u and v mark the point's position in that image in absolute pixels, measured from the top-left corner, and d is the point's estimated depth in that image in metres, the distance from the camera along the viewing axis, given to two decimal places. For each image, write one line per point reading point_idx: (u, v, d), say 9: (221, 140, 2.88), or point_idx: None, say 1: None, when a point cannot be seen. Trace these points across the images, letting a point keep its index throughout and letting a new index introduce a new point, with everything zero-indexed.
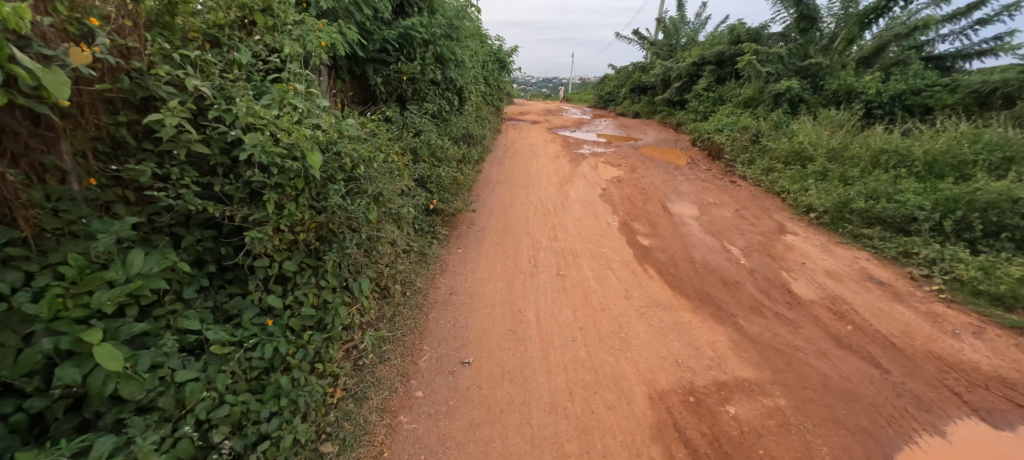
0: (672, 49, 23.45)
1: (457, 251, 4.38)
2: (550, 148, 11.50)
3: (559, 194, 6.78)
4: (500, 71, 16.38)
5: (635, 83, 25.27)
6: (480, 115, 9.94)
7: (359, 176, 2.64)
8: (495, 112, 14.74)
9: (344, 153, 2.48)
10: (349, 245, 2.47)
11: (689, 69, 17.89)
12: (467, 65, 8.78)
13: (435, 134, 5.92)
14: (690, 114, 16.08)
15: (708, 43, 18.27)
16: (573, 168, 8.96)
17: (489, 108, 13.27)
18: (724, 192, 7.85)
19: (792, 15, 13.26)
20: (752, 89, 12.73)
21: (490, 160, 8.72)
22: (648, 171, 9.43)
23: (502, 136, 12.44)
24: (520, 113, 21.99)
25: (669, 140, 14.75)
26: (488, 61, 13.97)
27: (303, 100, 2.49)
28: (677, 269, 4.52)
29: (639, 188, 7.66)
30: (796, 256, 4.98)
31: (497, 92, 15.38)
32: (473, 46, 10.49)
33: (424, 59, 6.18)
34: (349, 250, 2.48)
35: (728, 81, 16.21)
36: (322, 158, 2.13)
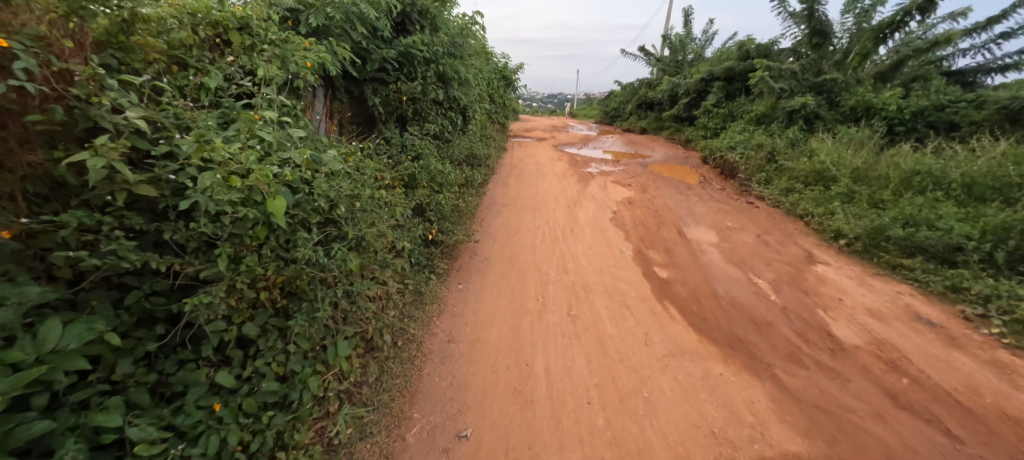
0: (679, 64, 23.35)
1: (457, 288, 3.99)
2: (557, 166, 11.21)
3: (568, 217, 6.40)
4: (505, 88, 16.27)
5: (642, 99, 25.11)
6: (485, 134, 9.66)
7: (339, 217, 2.25)
8: (500, 129, 14.51)
9: (321, 193, 2.11)
10: (321, 306, 2.07)
11: (697, 85, 17.67)
12: (471, 84, 8.53)
13: (436, 156, 5.59)
14: (699, 131, 15.77)
15: (716, 59, 18.06)
16: (581, 188, 8.60)
17: (495, 126, 13.09)
18: (742, 214, 7.42)
19: (804, 31, 13.01)
20: (764, 105, 12.39)
21: (495, 180, 8.38)
22: (660, 191, 9.04)
23: (508, 154, 12.20)
24: (527, 130, 21.91)
25: (678, 158, 14.43)
26: (492, 78, 13.79)
27: (272, 130, 2.13)
28: (700, 307, 4.08)
29: (653, 210, 7.25)
30: (830, 290, 4.53)
31: (502, 109, 15.21)
32: (478, 64, 10.32)
33: (425, 78, 5.90)
34: (320, 313, 2.06)
35: (737, 97, 15.93)
36: (286, 203, 1.74)
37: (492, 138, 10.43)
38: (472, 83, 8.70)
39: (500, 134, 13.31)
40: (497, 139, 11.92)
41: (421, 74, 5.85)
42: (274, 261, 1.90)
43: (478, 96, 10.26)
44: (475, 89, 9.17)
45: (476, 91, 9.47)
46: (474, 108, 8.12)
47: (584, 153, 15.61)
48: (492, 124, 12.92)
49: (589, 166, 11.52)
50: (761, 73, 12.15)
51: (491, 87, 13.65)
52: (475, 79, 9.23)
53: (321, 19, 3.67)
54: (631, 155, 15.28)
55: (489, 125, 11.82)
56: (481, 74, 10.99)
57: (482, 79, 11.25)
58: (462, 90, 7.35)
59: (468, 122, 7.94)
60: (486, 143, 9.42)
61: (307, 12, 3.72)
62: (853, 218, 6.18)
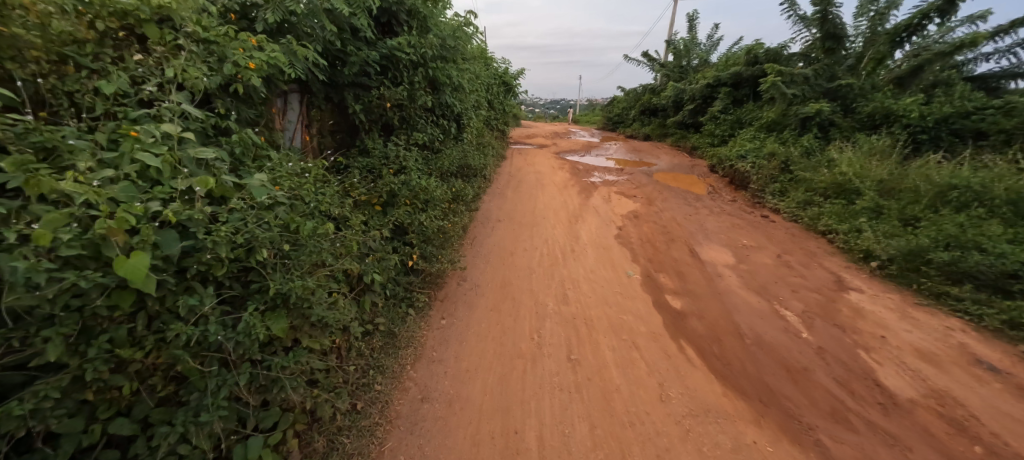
0: (684, 70, 22.86)
1: (439, 325, 3.44)
2: (558, 175, 10.70)
3: (569, 234, 5.86)
4: (505, 94, 15.79)
5: (645, 105, 24.60)
6: (481, 142, 9.15)
7: (257, 264, 1.86)
8: (499, 136, 14.00)
9: (225, 236, 1.67)
10: (217, 392, 1.61)
11: (703, 91, 17.15)
12: (467, 90, 8.03)
13: (422, 169, 5.08)
14: (706, 138, 15.23)
15: (722, 65, 17.56)
16: (583, 200, 8.07)
17: (494, 134, 12.64)
18: (758, 230, 6.85)
19: (815, 35, 12.48)
20: (775, 112, 11.85)
21: (491, 192, 7.86)
22: (667, 204, 8.48)
23: (507, 163, 11.71)
24: (528, 136, 21.52)
25: (684, 166, 13.87)
26: (491, 84, 13.32)
27: (167, 150, 1.71)
28: (720, 346, 3.51)
29: (661, 225, 6.70)
30: (869, 324, 3.95)
31: (502, 116, 14.72)
32: (475, 70, 9.84)
33: (413, 83, 5.38)
34: (216, 403, 1.60)
35: (745, 104, 15.39)
36: (145, 260, 1.31)
37: (489, 146, 9.90)
38: (467, 89, 8.19)
39: (498, 142, 12.81)
40: (495, 148, 11.40)
41: (408, 79, 5.33)
42: (152, 335, 1.48)
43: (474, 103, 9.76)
44: (470, 95, 8.67)
45: (473, 97, 8.95)
46: (469, 116, 7.61)
47: (587, 161, 15.09)
48: (490, 131, 12.42)
49: (591, 175, 10.98)
50: (772, 79, 11.63)
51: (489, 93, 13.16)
52: (470, 85, 8.73)
53: (281, 14, 3.15)
54: (636, 163, 14.74)
55: (487, 133, 11.32)
56: (478, 79, 10.52)
57: (479, 85, 10.77)
58: (455, 97, 6.84)
59: (461, 130, 7.42)
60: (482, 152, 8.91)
61: (265, 7, 3.17)
62: (883, 236, 5.61)
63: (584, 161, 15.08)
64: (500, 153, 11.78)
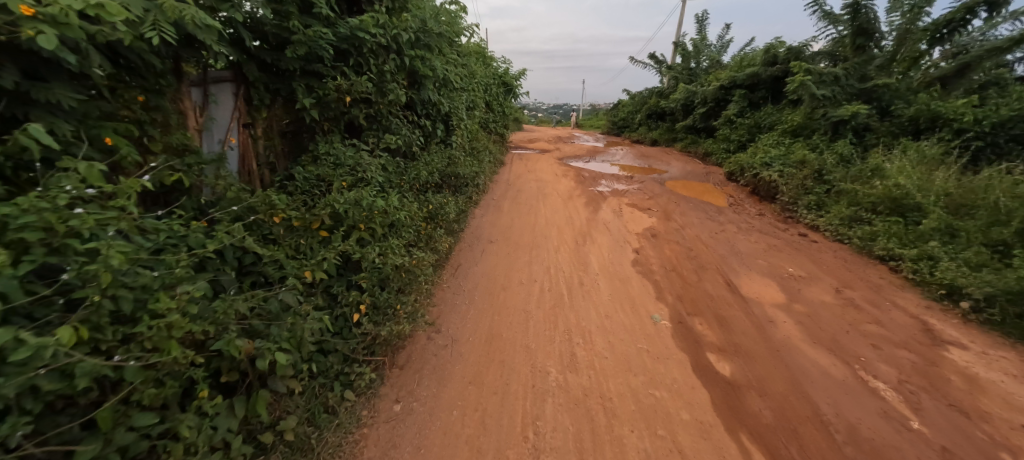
0: (693, 71, 21.76)
1: (392, 418, 2.40)
2: (562, 183, 9.65)
3: (575, 260, 4.79)
4: (504, 95, 14.71)
5: (653, 109, 23.50)
6: (474, 146, 8.07)
7: None
8: (498, 141, 12.91)
9: None
10: None
11: (717, 93, 16.04)
12: (456, 86, 6.98)
13: (392, 180, 4.04)
14: (721, 144, 14.14)
15: (736, 65, 16.45)
16: (590, 213, 7.00)
17: (491, 137, 11.62)
18: (800, 253, 5.76)
19: (844, 31, 11.39)
20: (800, 115, 10.77)
21: (484, 205, 6.79)
22: (688, 218, 7.38)
23: (505, 169, 10.68)
24: (529, 140, 20.60)
25: (698, 174, 12.80)
26: (488, 84, 12.25)
27: None
28: (799, 446, 2.42)
29: (685, 247, 5.60)
30: (995, 402, 2.85)
31: (501, 118, 13.67)
32: (468, 65, 8.81)
33: (383, 72, 4.32)
34: None
35: (763, 107, 14.31)
36: None
37: (483, 151, 8.82)
38: (457, 85, 7.15)
39: (497, 147, 11.73)
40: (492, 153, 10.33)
41: (377, 67, 4.26)
42: None
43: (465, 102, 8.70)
44: (462, 93, 7.63)
45: (464, 95, 7.89)
46: (458, 115, 6.55)
47: (592, 168, 14.00)
48: (487, 134, 11.36)
49: (599, 184, 9.90)
50: (800, 78, 10.45)
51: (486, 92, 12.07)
52: (461, 82, 7.68)
53: None
54: (645, 171, 13.66)
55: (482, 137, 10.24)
56: (471, 76, 9.47)
57: (472, 82, 9.71)
58: (438, 93, 5.79)
59: (447, 131, 6.37)
60: (475, 159, 7.84)
61: None
62: (969, 268, 4.52)
63: (590, 168, 13.99)
64: (497, 160, 10.70)
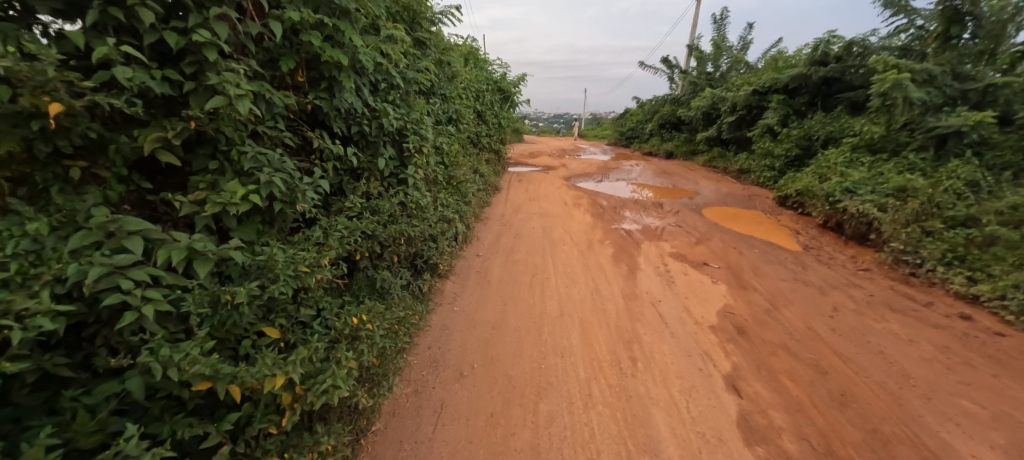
0: (712, 76, 19.49)
1: None
2: (575, 217, 7.27)
3: (626, 432, 2.38)
4: (500, 104, 12.36)
5: (667, 118, 21.23)
6: (448, 175, 5.63)
7: None
8: (490, 160, 10.51)
9: None
10: None
11: (750, 99, 13.69)
12: (414, 88, 4.57)
13: (192, 307, 1.65)
14: (761, 160, 11.76)
15: (770, 67, 14.11)
16: (625, 278, 4.58)
17: (480, 156, 9.31)
18: (1003, 370, 3.30)
19: (928, 19, 8.98)
20: (879, 124, 8.35)
21: (460, 272, 4.38)
22: (769, 284, 4.91)
23: (500, 197, 8.34)
24: (530, 154, 18.33)
25: (740, 198, 10.41)
26: (475, 90, 9.95)
27: None
28: None
29: (807, 364, 3.15)
30: None
31: (495, 131, 11.27)
32: (438, 59, 6.39)
33: (198, 45, 1.93)
34: None
35: (810, 114, 11.93)
36: None
37: (464, 178, 6.39)
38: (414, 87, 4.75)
39: (488, 168, 9.34)
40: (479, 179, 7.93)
41: (179, 36, 1.87)
42: None
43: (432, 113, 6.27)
44: (426, 99, 5.23)
45: (430, 102, 5.45)
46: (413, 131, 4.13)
47: (607, 191, 11.62)
48: (474, 152, 8.96)
49: (622, 218, 7.47)
50: (893, 75, 7.64)
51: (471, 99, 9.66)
52: (425, 82, 5.25)
53: None
54: (672, 193, 11.29)
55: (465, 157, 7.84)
56: (444, 77, 7.07)
57: (446, 84, 7.28)
58: (367, 95, 3.38)
59: (396, 157, 3.96)
60: (449, 193, 5.42)
61: None
62: None
63: (605, 191, 11.60)
64: (488, 187, 8.29)
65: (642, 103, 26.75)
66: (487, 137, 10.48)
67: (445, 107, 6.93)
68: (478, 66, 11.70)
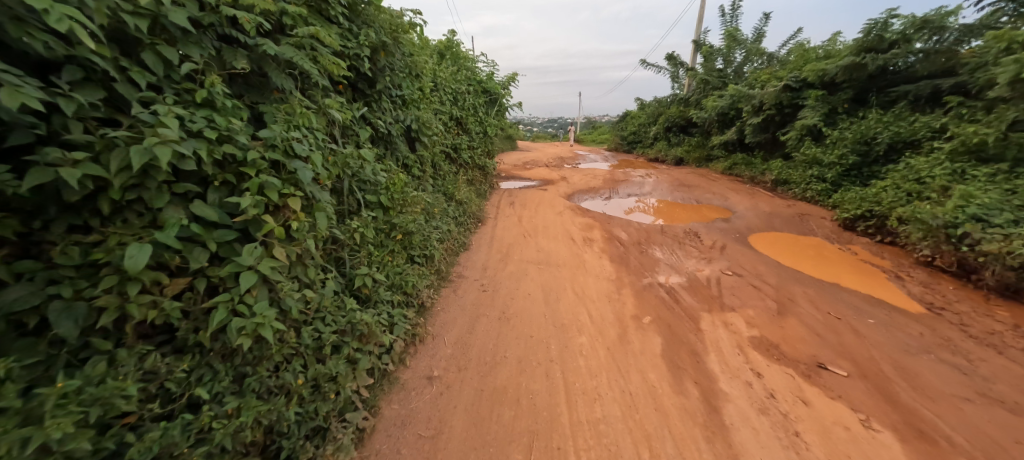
0: (723, 73, 17.46)
1: None
2: (587, 264, 5.12)
3: None
4: (485, 108, 10.16)
5: (674, 120, 19.37)
6: (381, 223, 3.45)
7: None
8: (471, 181, 8.30)
9: None
10: None
11: (780, 96, 11.60)
12: (282, 77, 2.41)
13: None
14: (806, 168, 9.65)
15: (801, 58, 12.06)
16: (705, 427, 2.45)
17: (455, 176, 7.16)
18: None
19: None
20: (990, 123, 6.23)
21: (389, 441, 2.23)
22: (954, 416, 2.74)
23: (483, 233, 6.20)
24: (524, 164, 16.18)
25: (788, 218, 8.29)
26: (447, 91, 7.80)
27: None
28: None
29: None
30: None
31: (480, 143, 9.06)
32: (375, 43, 4.24)
33: None
34: None
35: (861, 112, 9.86)
36: None
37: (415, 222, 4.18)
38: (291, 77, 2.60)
39: (466, 193, 7.12)
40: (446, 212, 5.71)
41: None
42: None
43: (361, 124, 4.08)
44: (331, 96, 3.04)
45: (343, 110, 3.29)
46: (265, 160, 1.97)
47: (619, 211, 9.49)
48: (447, 172, 6.78)
49: (654, 263, 5.30)
50: None
51: (441, 104, 7.48)
52: (328, 73, 3.08)
53: None
54: (701, 214, 9.15)
55: (427, 182, 5.62)
56: (392, 71, 4.91)
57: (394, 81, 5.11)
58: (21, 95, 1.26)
59: (215, 221, 1.78)
60: (380, 257, 3.22)
61: None
62: None
63: (617, 211, 9.46)
64: (463, 222, 6.09)
65: (643, 104, 24.65)
66: (466, 151, 8.26)
67: (388, 115, 4.75)
68: (456, 63, 9.49)
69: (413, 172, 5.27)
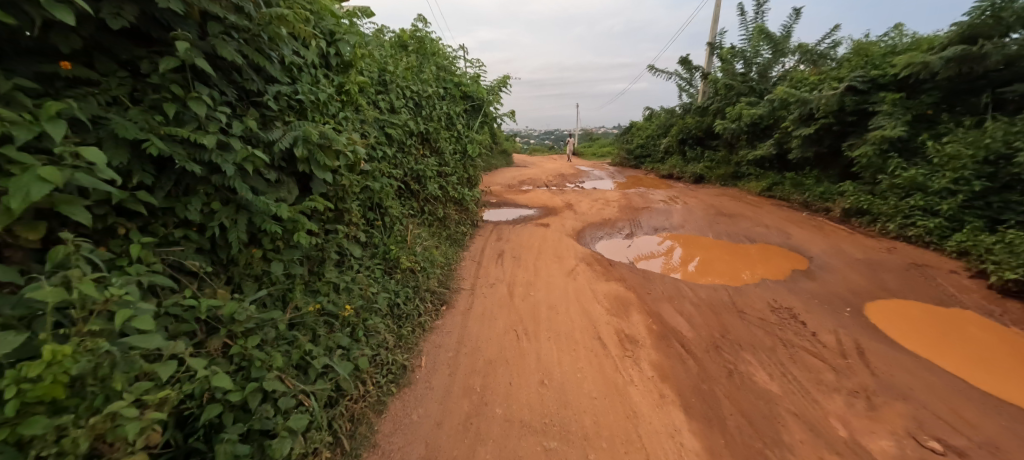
0: (747, 77, 15.12)
1: None
2: (641, 425, 2.55)
3: None
4: (467, 119, 7.63)
5: (690, 131, 16.99)
6: None
7: None
8: (434, 224, 5.70)
9: None
10: None
11: (842, 100, 9.16)
12: None
13: None
14: (899, 197, 7.18)
15: (861, 54, 9.69)
16: None
17: (405, 224, 4.61)
18: None
19: None
20: None
21: None
22: None
23: (444, 330, 3.61)
24: (519, 185, 13.66)
25: (898, 271, 5.75)
26: (399, 92, 5.26)
27: None
28: None
29: None
30: None
31: (456, 167, 6.48)
32: None
33: None
34: None
35: (964, 119, 7.42)
36: None
37: (199, 406, 1.78)
38: None
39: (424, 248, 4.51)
40: (368, 308, 3.12)
41: None
42: None
43: (55, 160, 1.52)
44: None
45: None
46: None
47: (637, 251, 7.19)
48: (387, 222, 4.25)
49: (771, 414, 2.69)
50: None
51: (384, 113, 4.91)
52: None
53: None
54: (757, 260, 6.68)
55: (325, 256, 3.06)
56: (226, 39, 2.33)
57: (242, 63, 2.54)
58: None
59: None
60: None
61: None
62: None
63: (634, 251, 7.16)
64: (407, 315, 3.49)
65: (650, 113, 22.26)
66: (430, 179, 5.68)
67: (210, 130, 2.18)
68: (424, 59, 6.98)
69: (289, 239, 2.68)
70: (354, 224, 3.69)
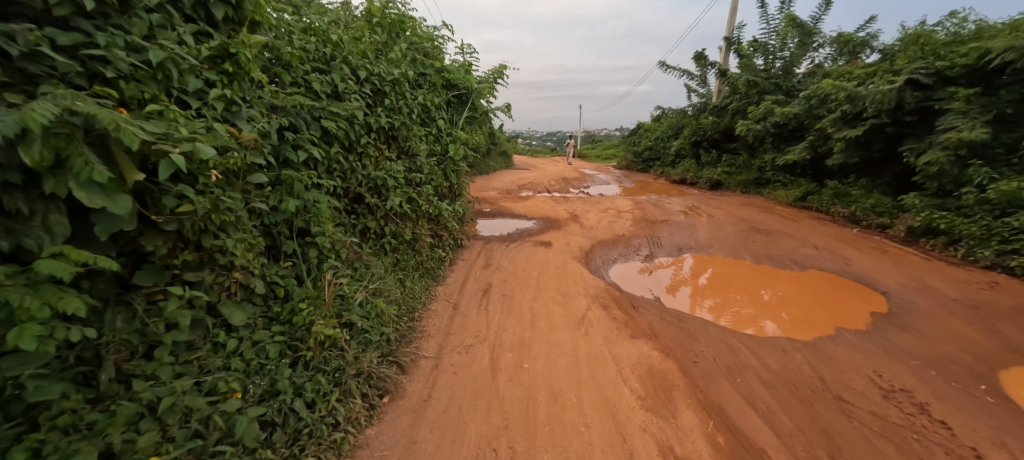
0: (771, 73, 13.65)
1: None
2: None
3: None
4: (451, 113, 6.16)
5: (706, 133, 15.57)
6: None
7: None
8: (397, 250, 4.27)
9: None
10: None
11: (901, 96, 7.68)
12: None
13: None
14: (990, 216, 5.77)
15: (920, 42, 8.23)
16: None
17: (341, 260, 3.18)
18: None
19: None
20: None
21: None
22: None
23: (381, 448, 2.21)
24: (518, 190, 12.22)
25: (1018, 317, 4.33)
26: (346, 74, 3.80)
27: None
28: None
29: None
30: None
31: (434, 172, 5.03)
32: None
33: None
34: None
35: None
36: None
37: None
38: None
39: (368, 294, 3.10)
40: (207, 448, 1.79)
41: None
42: None
43: None
44: None
45: None
46: None
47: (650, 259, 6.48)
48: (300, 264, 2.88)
49: None
50: None
51: (319, 99, 3.48)
52: None
53: None
54: (788, 279, 5.75)
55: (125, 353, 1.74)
56: None
57: None
58: None
59: None
60: None
61: None
62: None
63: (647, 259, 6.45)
64: (310, 430, 2.10)
65: (659, 113, 20.80)
66: (392, 190, 4.25)
67: None
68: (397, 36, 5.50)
69: (1, 341, 1.29)
70: (234, 270, 2.30)
